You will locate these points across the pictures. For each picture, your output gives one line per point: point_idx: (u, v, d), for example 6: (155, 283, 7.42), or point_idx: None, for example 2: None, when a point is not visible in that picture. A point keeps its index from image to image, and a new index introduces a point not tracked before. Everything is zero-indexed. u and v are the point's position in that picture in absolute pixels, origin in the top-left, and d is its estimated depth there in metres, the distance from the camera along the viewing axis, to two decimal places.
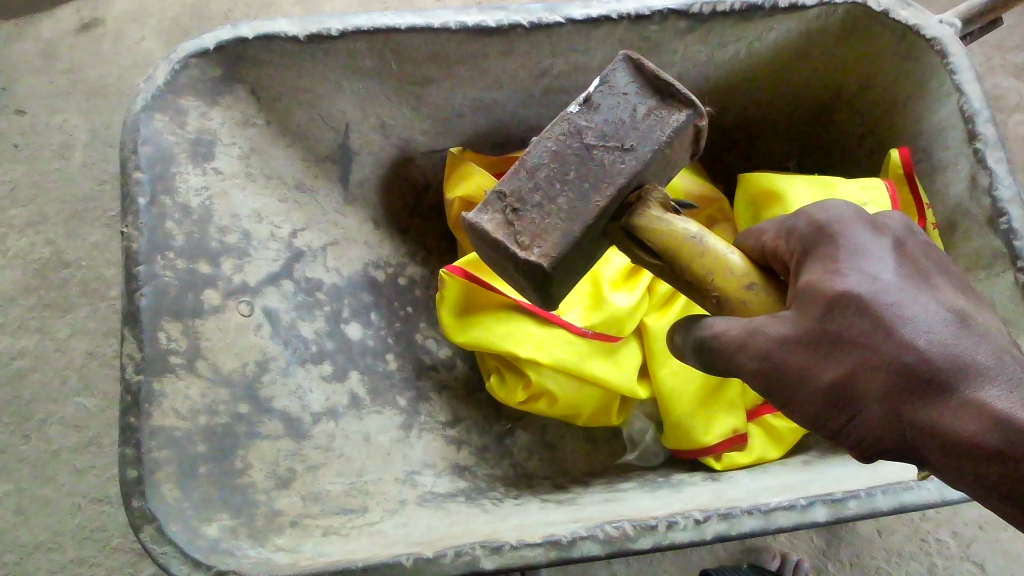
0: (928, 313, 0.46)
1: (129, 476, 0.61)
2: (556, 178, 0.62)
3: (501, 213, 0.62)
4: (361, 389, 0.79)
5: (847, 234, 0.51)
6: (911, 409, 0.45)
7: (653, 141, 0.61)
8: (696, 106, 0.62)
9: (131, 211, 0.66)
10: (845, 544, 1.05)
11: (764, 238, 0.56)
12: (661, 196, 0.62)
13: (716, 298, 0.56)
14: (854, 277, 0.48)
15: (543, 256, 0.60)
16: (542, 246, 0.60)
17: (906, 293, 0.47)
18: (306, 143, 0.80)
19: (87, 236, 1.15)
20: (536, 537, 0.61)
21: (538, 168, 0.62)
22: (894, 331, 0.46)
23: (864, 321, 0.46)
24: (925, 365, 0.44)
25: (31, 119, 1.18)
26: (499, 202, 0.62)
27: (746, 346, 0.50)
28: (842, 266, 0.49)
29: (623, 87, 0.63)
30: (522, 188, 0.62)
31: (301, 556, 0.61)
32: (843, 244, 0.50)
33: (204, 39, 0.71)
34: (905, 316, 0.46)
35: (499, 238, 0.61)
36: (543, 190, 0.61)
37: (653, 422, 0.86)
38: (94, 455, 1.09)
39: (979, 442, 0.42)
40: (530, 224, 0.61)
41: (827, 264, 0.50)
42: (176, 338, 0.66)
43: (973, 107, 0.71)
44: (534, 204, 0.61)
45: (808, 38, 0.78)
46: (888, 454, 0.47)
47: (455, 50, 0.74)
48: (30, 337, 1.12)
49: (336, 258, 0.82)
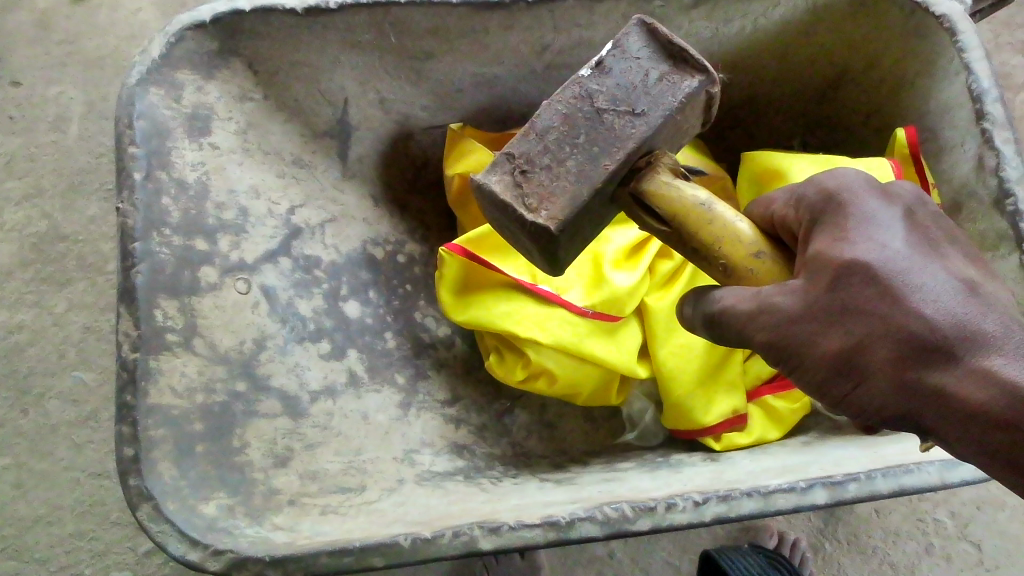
0: (938, 282, 0.46)
1: (126, 455, 0.61)
2: (566, 141, 0.60)
3: (510, 175, 0.60)
4: (359, 367, 0.78)
5: (857, 203, 0.50)
6: (918, 377, 0.44)
7: (664, 106, 0.60)
8: (708, 73, 0.61)
9: (127, 186, 0.65)
10: (843, 524, 1.05)
11: (774, 206, 0.56)
12: (672, 162, 0.61)
13: (724, 266, 0.56)
14: (862, 245, 0.47)
15: (551, 219, 0.59)
16: (550, 209, 0.59)
17: (914, 262, 0.46)
18: (304, 118, 0.79)
19: (85, 209, 1.15)
20: (535, 518, 0.61)
21: (548, 131, 0.61)
22: (903, 300, 0.45)
23: (872, 290, 0.46)
24: (933, 333, 0.44)
25: (26, 91, 1.17)
26: (508, 163, 0.60)
27: (756, 317, 0.50)
28: (852, 233, 0.48)
29: (635, 52, 0.62)
30: (532, 151, 0.61)
31: (299, 535, 0.61)
32: (851, 212, 0.50)
33: (201, 12, 0.69)
34: (914, 285, 0.45)
35: (507, 200, 0.60)
36: (553, 152, 0.60)
37: (653, 402, 0.86)
38: (92, 429, 1.09)
39: (987, 409, 0.42)
40: (539, 186, 0.60)
41: (836, 233, 0.49)
42: (173, 316, 0.65)
43: (981, 86, 0.70)
44: (543, 165, 0.60)
45: (814, 14, 0.76)
46: (892, 424, 0.47)
47: (456, 23, 0.73)
48: (27, 311, 1.11)
49: (335, 235, 0.81)
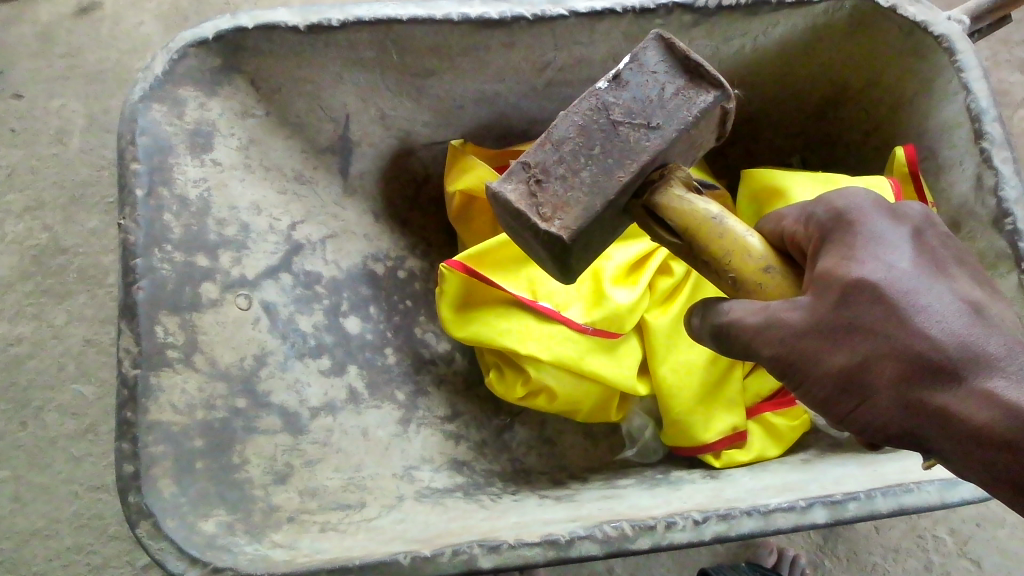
0: (943, 303, 0.46)
1: (125, 471, 0.61)
2: (581, 153, 0.61)
3: (525, 183, 0.61)
4: (359, 383, 0.78)
5: (867, 222, 0.50)
6: (922, 396, 0.44)
7: (679, 121, 0.60)
8: (725, 89, 0.61)
9: (129, 202, 0.66)
10: (842, 540, 1.05)
11: (786, 223, 0.55)
12: (685, 175, 0.61)
13: (734, 280, 0.55)
14: (870, 264, 0.48)
15: (564, 228, 0.60)
16: (563, 218, 0.60)
17: (922, 282, 0.47)
18: (306, 134, 0.79)
19: (86, 222, 1.15)
20: (535, 536, 0.61)
21: (564, 141, 0.61)
22: (908, 319, 0.45)
23: (878, 308, 0.46)
24: (936, 352, 0.44)
25: (27, 104, 1.17)
26: (524, 172, 0.61)
27: (762, 333, 0.50)
28: (860, 253, 0.49)
29: (653, 66, 0.61)
30: (547, 161, 0.61)
31: (298, 552, 0.61)
32: (860, 235, 0.50)
33: (203, 29, 0.70)
34: (919, 304, 0.45)
35: (522, 209, 0.61)
36: (568, 163, 0.61)
37: (653, 419, 0.85)
38: (91, 442, 1.08)
39: (988, 428, 0.42)
40: (553, 196, 0.61)
41: (844, 251, 0.50)
42: (174, 332, 0.65)
43: (980, 106, 0.70)
44: (558, 175, 0.61)
45: (814, 33, 0.77)
46: (896, 442, 0.47)
47: (458, 41, 0.74)
48: (27, 323, 1.11)
49: (336, 251, 0.81)
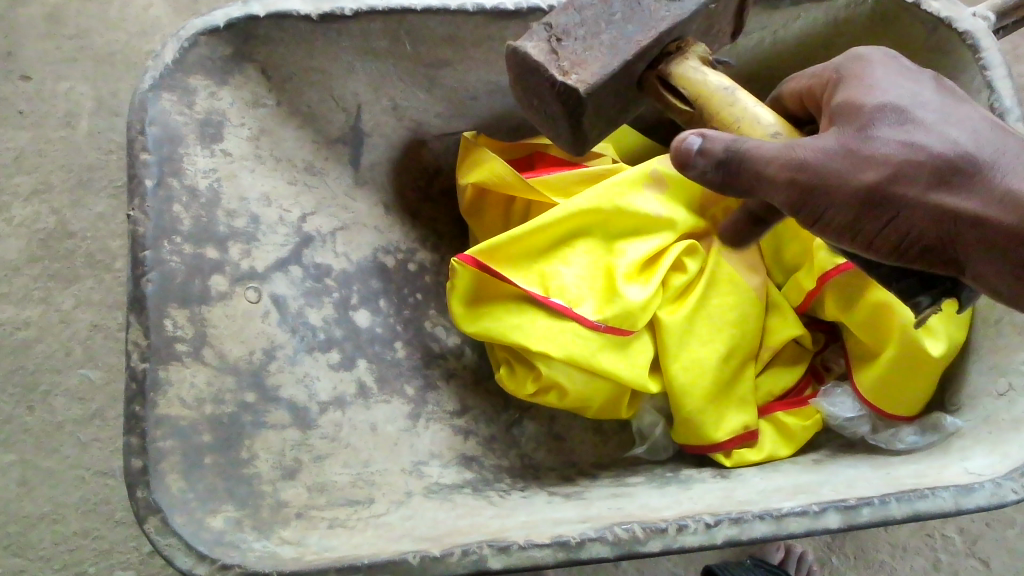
0: (962, 129, 0.49)
1: (134, 466, 0.60)
2: (602, 18, 0.61)
3: (545, 43, 0.61)
4: (369, 378, 0.78)
5: (883, 69, 0.54)
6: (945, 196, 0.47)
7: None
8: None
9: (138, 193, 0.65)
10: (850, 538, 1.04)
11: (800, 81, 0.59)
12: (703, 52, 0.61)
13: None
14: (885, 94, 0.51)
15: (580, 82, 0.59)
16: (581, 74, 0.59)
17: (941, 114, 0.50)
18: (317, 125, 0.78)
19: (93, 206, 1.14)
20: (545, 537, 0.60)
21: (585, 7, 0.62)
22: (930, 132, 0.48)
23: (901, 129, 0.49)
24: (957, 155, 0.48)
25: (35, 86, 1.16)
26: (544, 33, 0.61)
27: (781, 156, 0.49)
28: (878, 89, 0.51)
29: None
30: (568, 23, 0.61)
31: (307, 550, 0.61)
32: (862, 82, 0.53)
33: (215, 17, 0.69)
34: (942, 129, 0.49)
35: (540, 62, 0.60)
36: (589, 27, 0.61)
37: (664, 415, 0.84)
38: (98, 427, 1.08)
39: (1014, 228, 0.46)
40: (571, 55, 0.60)
41: (861, 89, 0.52)
42: (183, 325, 0.65)
43: (1003, 104, 0.67)
44: (578, 37, 0.61)
45: (834, 28, 0.76)
46: (911, 252, 0.48)
47: (472, 31, 0.72)
48: (35, 307, 1.11)
49: (346, 243, 0.80)
